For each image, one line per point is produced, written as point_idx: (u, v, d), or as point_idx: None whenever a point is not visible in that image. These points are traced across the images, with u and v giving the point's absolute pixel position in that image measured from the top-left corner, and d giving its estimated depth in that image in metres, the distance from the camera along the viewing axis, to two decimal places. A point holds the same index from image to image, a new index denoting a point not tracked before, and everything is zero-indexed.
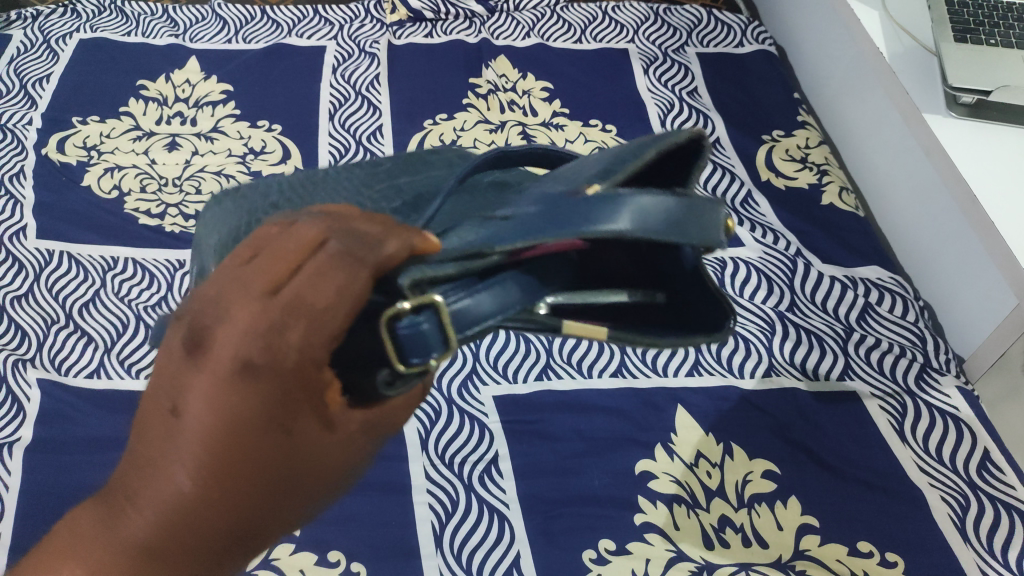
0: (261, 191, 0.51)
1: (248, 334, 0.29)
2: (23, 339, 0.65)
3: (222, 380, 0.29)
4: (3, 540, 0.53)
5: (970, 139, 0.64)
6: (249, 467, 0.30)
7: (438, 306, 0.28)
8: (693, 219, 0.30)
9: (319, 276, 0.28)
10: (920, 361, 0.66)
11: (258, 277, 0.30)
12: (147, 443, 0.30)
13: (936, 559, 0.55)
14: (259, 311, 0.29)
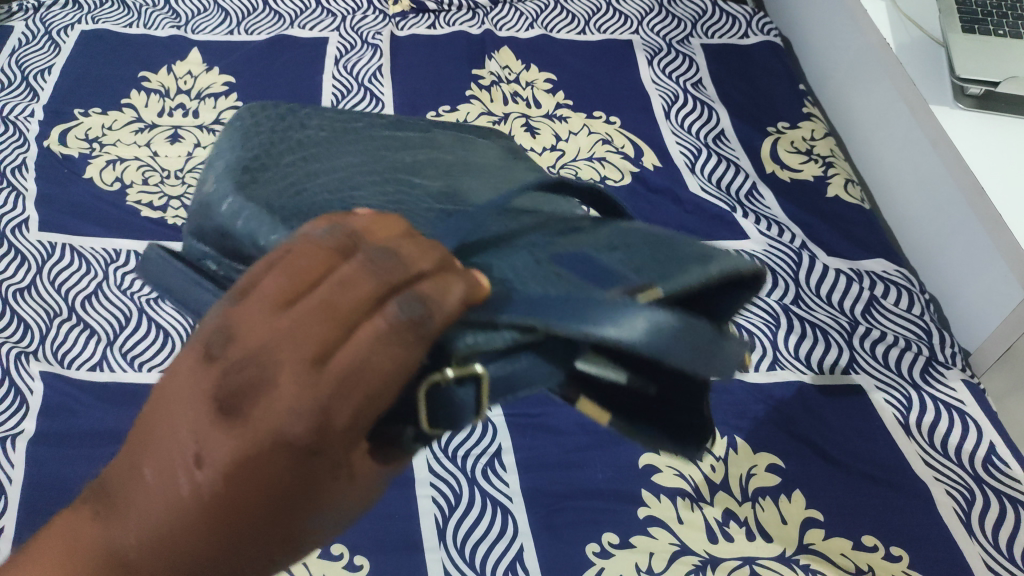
0: (301, 128, 0.48)
1: (295, 412, 0.26)
2: (25, 332, 0.65)
3: (257, 447, 0.27)
4: (6, 532, 0.53)
5: (977, 131, 0.64)
6: (271, 524, 0.28)
7: (482, 377, 0.29)
8: (711, 350, 0.29)
9: (380, 350, 0.26)
10: (925, 354, 0.66)
11: (307, 338, 0.27)
12: (166, 486, 0.28)
13: (942, 553, 0.54)
14: (308, 385, 0.26)
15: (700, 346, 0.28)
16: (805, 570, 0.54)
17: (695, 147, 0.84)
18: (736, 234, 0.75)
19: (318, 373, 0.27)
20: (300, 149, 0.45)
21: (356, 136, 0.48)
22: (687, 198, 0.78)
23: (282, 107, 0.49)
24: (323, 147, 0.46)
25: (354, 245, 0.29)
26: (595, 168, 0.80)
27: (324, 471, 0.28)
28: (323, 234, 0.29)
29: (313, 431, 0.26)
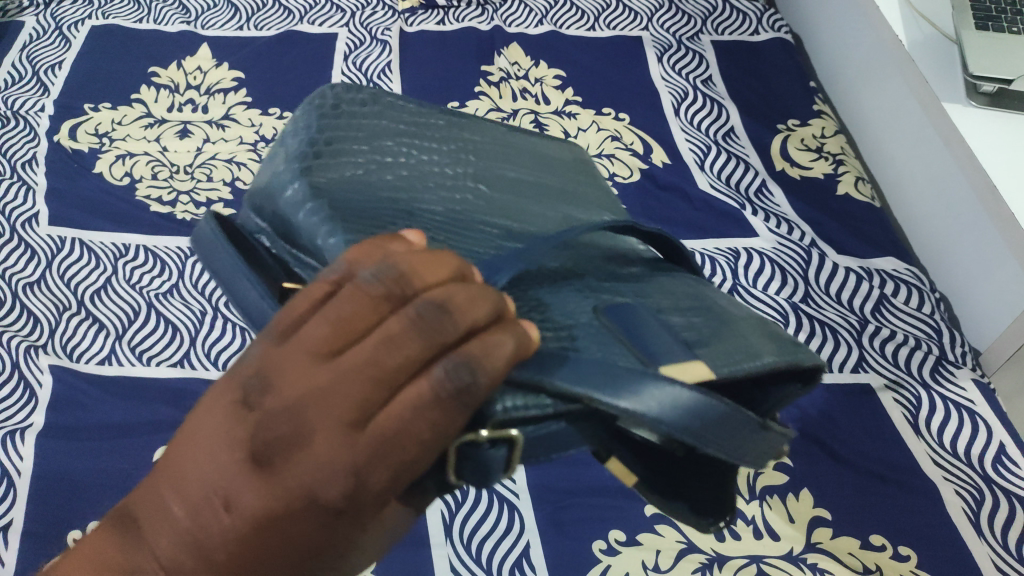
0: (381, 114, 0.47)
1: (333, 471, 0.27)
2: (35, 326, 0.66)
3: (293, 501, 0.27)
4: (17, 525, 0.54)
5: (990, 128, 0.63)
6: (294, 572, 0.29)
7: (515, 441, 0.29)
8: (741, 440, 0.31)
9: (422, 416, 0.27)
10: (935, 353, 0.65)
11: (350, 398, 0.27)
12: (192, 528, 0.28)
13: (951, 553, 0.54)
14: (347, 446, 0.27)
15: (733, 432, 0.31)
16: (812, 569, 0.54)
17: (704, 145, 0.83)
18: (745, 232, 0.74)
19: (358, 434, 0.27)
20: (376, 140, 0.45)
21: (432, 132, 0.48)
22: (696, 195, 0.77)
23: (371, 91, 0.49)
24: (401, 143, 0.46)
25: (401, 294, 0.29)
26: (603, 165, 0.80)
27: (352, 524, 0.28)
28: (369, 279, 0.29)
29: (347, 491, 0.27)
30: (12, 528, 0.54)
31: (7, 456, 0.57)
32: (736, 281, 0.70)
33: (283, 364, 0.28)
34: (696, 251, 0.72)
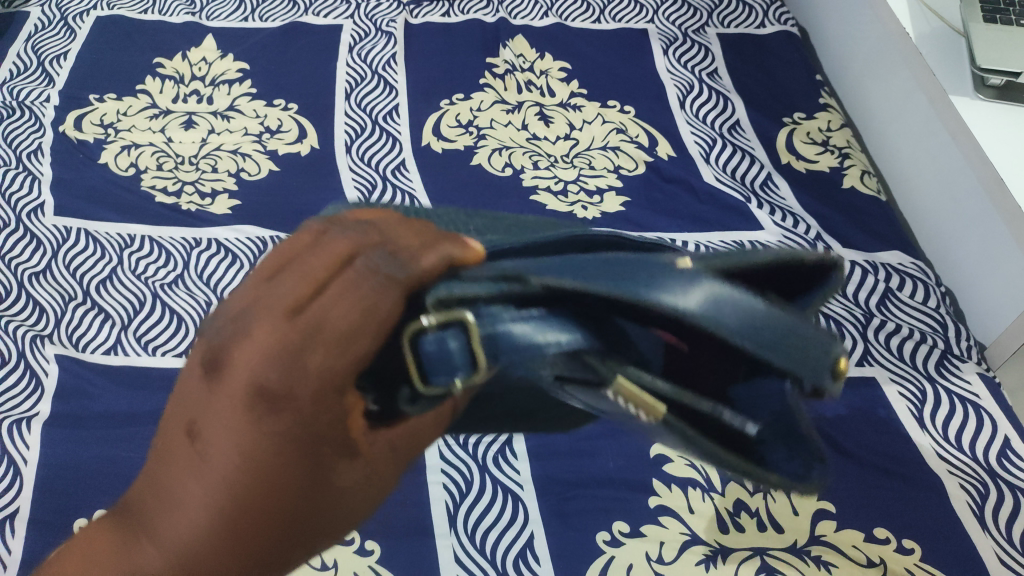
0: None
1: (270, 364, 0.29)
2: (41, 315, 0.66)
3: (246, 406, 0.29)
4: (23, 513, 0.54)
5: (997, 122, 0.63)
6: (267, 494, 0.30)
7: (465, 322, 0.25)
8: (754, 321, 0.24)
9: (344, 299, 0.28)
10: (941, 347, 0.65)
11: (278, 298, 0.29)
12: (173, 467, 0.31)
13: (955, 546, 0.54)
14: (279, 341, 0.28)
15: (740, 305, 0.24)
16: (816, 562, 0.54)
17: (710, 138, 0.83)
18: (750, 224, 0.74)
19: (288, 328, 0.28)
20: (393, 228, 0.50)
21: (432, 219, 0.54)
22: (702, 188, 0.77)
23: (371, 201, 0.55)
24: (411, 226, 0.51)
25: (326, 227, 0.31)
26: (609, 158, 0.80)
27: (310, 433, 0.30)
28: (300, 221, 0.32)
29: (288, 382, 0.29)
30: (18, 516, 0.54)
31: (12, 445, 0.58)
32: None
33: (230, 300, 0.31)
34: (700, 244, 0.72)
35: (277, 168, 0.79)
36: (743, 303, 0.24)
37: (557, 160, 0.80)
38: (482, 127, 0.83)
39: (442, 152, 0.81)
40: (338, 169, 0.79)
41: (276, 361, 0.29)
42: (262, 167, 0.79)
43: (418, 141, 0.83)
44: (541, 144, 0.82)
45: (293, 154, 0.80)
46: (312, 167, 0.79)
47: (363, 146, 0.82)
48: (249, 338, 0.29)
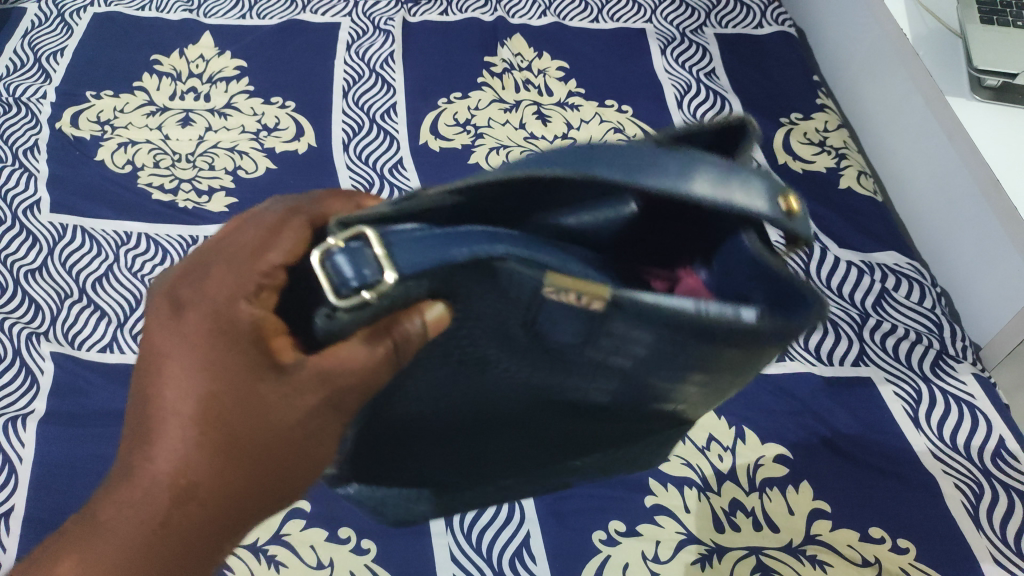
0: None
1: (192, 281, 0.36)
2: (37, 313, 0.66)
3: (174, 322, 0.35)
4: (18, 511, 0.55)
5: (994, 123, 0.63)
6: (195, 404, 0.34)
7: (367, 232, 0.29)
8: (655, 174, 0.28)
9: (252, 227, 0.36)
10: (936, 348, 0.65)
11: (206, 247, 0.38)
12: (127, 408, 0.36)
13: (949, 546, 0.55)
14: (199, 265, 0.36)
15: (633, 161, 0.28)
16: (812, 561, 0.54)
17: None
18: None
19: (207, 257, 0.37)
20: None
21: None
22: None
23: None
24: None
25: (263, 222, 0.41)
26: None
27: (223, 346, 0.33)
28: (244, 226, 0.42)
29: (203, 291, 0.35)
30: (14, 513, 0.55)
31: (9, 444, 0.58)
32: None
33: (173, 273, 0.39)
34: None
35: (275, 166, 0.79)
36: (629, 157, 0.28)
37: None
38: (480, 126, 0.83)
39: (440, 151, 0.81)
40: (335, 167, 0.79)
41: (184, 285, 0.36)
42: (259, 164, 0.79)
43: (415, 139, 0.83)
44: (538, 142, 0.82)
45: (290, 152, 0.80)
46: (309, 165, 0.79)
47: (361, 144, 0.82)
48: (175, 275, 0.37)
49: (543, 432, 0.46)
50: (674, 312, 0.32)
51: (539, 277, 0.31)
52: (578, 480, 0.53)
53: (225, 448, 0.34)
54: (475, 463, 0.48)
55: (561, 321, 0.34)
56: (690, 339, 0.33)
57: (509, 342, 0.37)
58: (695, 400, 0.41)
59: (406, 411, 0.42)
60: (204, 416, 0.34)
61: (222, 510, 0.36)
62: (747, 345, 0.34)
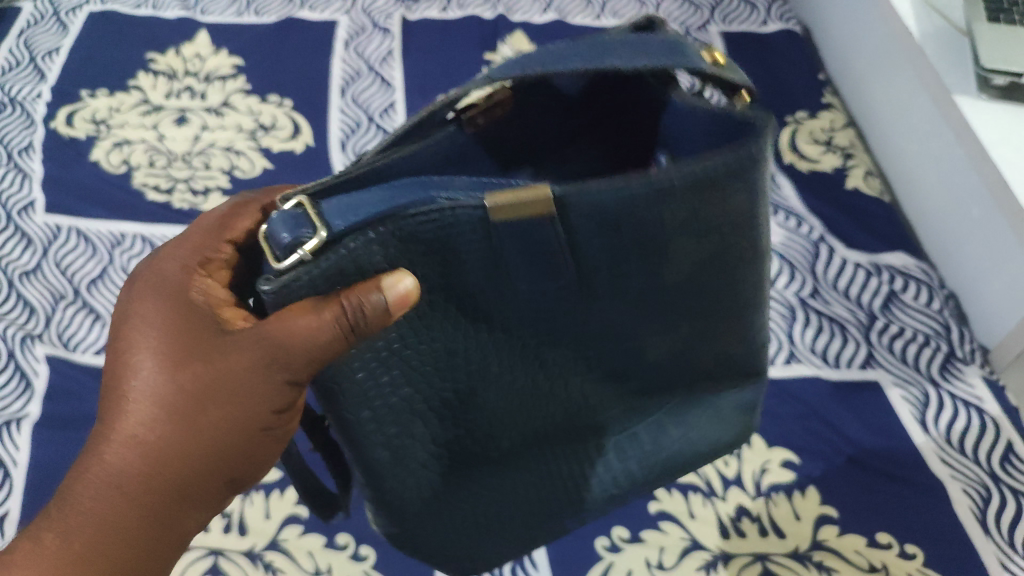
0: None
1: (166, 264, 0.43)
2: (31, 315, 0.65)
3: (152, 294, 0.42)
4: (12, 517, 0.54)
5: (1002, 122, 0.62)
6: (169, 356, 0.39)
7: (301, 200, 0.33)
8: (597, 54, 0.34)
9: (214, 219, 0.45)
10: (944, 351, 0.65)
11: (173, 243, 0.45)
12: (106, 378, 0.41)
13: (958, 552, 0.53)
14: (171, 253, 0.44)
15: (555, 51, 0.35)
16: (818, 568, 0.53)
17: None
18: None
19: (176, 246, 0.44)
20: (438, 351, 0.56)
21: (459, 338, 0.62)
22: None
23: None
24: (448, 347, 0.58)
25: None
26: None
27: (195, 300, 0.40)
28: None
29: (177, 267, 0.42)
30: (7, 520, 0.54)
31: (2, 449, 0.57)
32: None
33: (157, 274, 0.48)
34: None
35: (272, 165, 0.78)
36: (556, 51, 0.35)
37: None
38: None
39: None
40: (333, 166, 0.78)
41: (149, 295, 0.42)
42: (256, 164, 0.78)
43: None
44: None
45: (288, 151, 0.79)
46: (306, 164, 0.78)
47: (359, 143, 0.81)
48: (150, 265, 0.44)
49: (588, 406, 0.47)
50: (624, 188, 0.35)
51: (473, 206, 0.34)
52: (662, 479, 0.52)
53: (187, 441, 0.39)
54: (535, 474, 0.48)
55: (532, 255, 0.36)
56: (657, 211, 0.36)
57: (509, 301, 0.39)
58: (704, 314, 0.43)
59: (438, 430, 0.42)
60: (166, 416, 0.38)
61: (192, 500, 0.40)
62: (713, 196, 0.37)
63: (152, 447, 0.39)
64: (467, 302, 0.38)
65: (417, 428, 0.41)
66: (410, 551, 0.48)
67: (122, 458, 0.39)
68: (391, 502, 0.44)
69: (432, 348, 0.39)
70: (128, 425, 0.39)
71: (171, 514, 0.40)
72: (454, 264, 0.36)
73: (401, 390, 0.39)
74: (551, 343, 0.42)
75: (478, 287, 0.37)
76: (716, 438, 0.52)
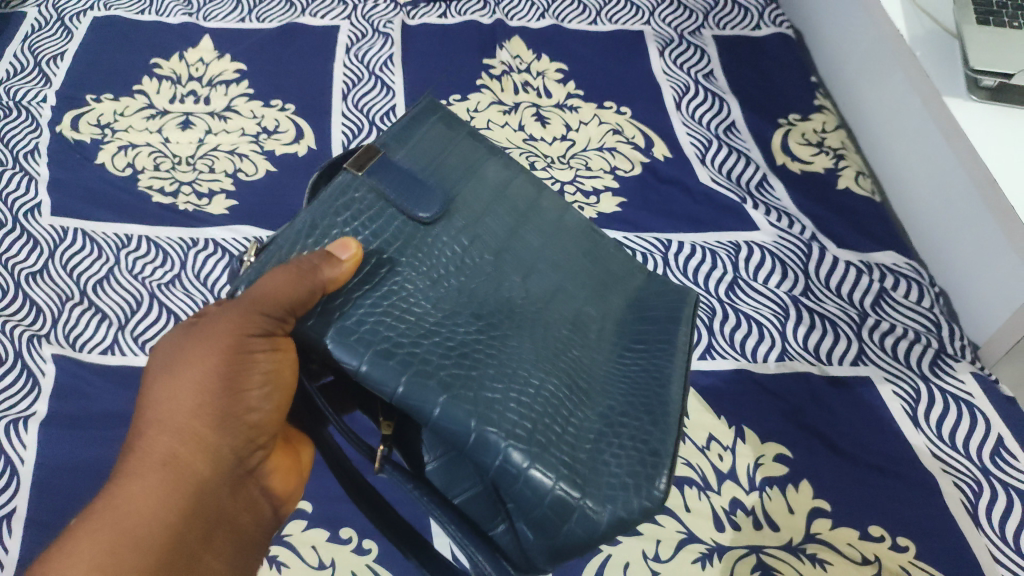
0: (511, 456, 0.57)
1: None
2: (38, 315, 0.66)
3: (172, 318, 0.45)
4: (20, 513, 0.55)
5: (990, 123, 0.63)
6: (176, 344, 0.41)
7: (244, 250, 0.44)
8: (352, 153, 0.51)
9: None
10: (935, 347, 0.66)
11: None
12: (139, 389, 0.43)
13: (949, 544, 0.55)
14: None
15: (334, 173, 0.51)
16: (812, 559, 0.54)
17: (706, 139, 0.84)
18: (747, 225, 0.75)
19: None
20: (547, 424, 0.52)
21: None
22: (698, 189, 0.78)
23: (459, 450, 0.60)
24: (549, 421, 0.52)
25: None
26: (606, 158, 0.82)
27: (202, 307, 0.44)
28: None
29: None
30: (15, 515, 0.55)
31: (10, 445, 0.58)
32: (737, 274, 0.71)
33: None
34: (696, 245, 0.74)
35: (275, 169, 0.79)
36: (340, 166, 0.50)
37: (553, 160, 0.82)
38: (480, 128, 0.84)
39: None
40: None
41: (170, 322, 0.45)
42: (259, 167, 0.79)
43: None
44: (537, 145, 0.83)
45: (290, 154, 0.81)
46: (309, 166, 0.80)
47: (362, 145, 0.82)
48: None
49: (583, 330, 0.51)
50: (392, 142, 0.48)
51: (342, 176, 0.44)
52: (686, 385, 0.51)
53: (194, 404, 0.40)
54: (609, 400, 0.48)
55: (407, 187, 0.46)
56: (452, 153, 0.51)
57: (430, 251, 0.46)
58: (531, 215, 0.54)
59: (483, 380, 0.42)
60: (176, 371, 0.40)
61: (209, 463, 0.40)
62: (445, 133, 0.51)
63: (170, 420, 0.39)
64: (408, 254, 0.45)
65: (461, 382, 0.41)
66: (581, 544, 0.41)
67: (148, 440, 0.40)
68: (513, 478, 0.40)
69: (416, 312, 0.43)
70: (150, 409, 0.40)
71: (194, 470, 0.40)
72: (370, 213, 0.44)
73: (416, 349, 0.41)
74: (504, 278, 0.49)
75: (405, 234, 0.45)
76: (672, 334, 0.54)
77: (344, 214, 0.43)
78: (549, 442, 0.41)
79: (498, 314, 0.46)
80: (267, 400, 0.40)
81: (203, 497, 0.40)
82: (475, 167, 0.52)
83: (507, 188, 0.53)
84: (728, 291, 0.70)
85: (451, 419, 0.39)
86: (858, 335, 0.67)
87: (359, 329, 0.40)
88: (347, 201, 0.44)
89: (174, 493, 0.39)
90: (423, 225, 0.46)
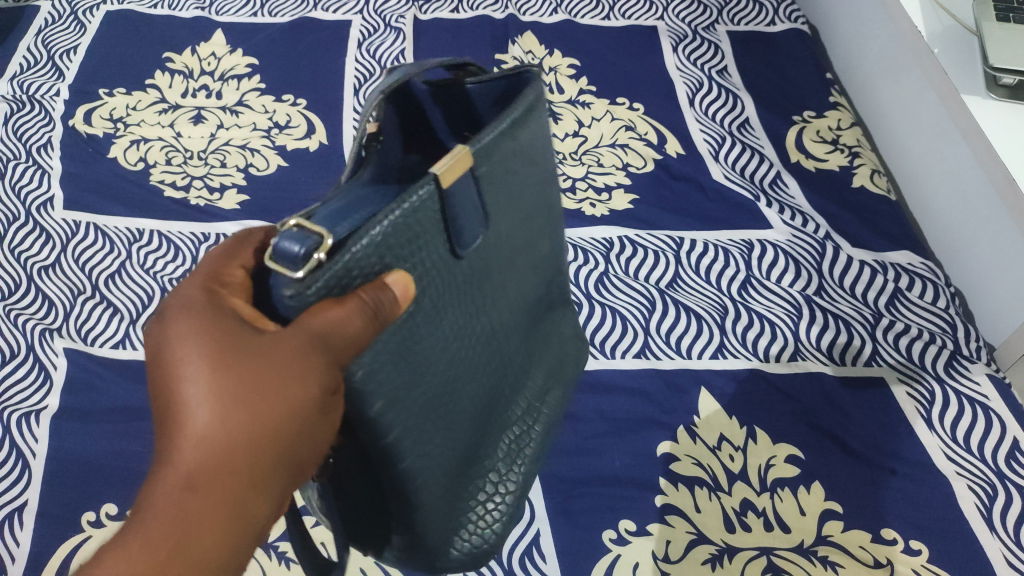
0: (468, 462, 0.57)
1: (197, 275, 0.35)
2: (50, 309, 0.66)
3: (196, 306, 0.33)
4: (31, 506, 0.55)
5: (1009, 120, 0.62)
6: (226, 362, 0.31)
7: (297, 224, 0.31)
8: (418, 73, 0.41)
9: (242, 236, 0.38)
10: (950, 348, 0.65)
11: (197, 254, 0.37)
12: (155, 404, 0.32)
13: (963, 547, 0.54)
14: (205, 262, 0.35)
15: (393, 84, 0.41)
16: (823, 562, 0.53)
17: (719, 136, 0.83)
18: (760, 224, 0.75)
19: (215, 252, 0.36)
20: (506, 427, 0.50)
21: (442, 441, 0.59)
22: (711, 187, 0.78)
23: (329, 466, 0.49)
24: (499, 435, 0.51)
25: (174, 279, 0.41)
26: (617, 155, 0.81)
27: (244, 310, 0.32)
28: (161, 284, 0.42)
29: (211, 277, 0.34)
30: (26, 509, 0.55)
31: (22, 438, 0.58)
32: (750, 273, 0.71)
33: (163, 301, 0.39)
34: (709, 243, 0.73)
35: (286, 164, 0.79)
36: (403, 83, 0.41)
37: (565, 157, 0.81)
38: None
39: None
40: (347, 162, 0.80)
41: (162, 310, 0.34)
42: (270, 162, 0.79)
43: None
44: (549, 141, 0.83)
45: (301, 150, 0.80)
46: (320, 162, 0.79)
47: None
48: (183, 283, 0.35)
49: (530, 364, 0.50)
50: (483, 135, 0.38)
51: (426, 182, 0.34)
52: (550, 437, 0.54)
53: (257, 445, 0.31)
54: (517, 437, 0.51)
55: (469, 212, 0.37)
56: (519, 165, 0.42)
57: (453, 285, 0.38)
58: (544, 232, 0.49)
59: (441, 431, 0.40)
60: (229, 403, 0.30)
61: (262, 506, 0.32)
62: (517, 137, 0.42)
63: (229, 464, 0.30)
64: (436, 292, 0.37)
65: (425, 438, 0.39)
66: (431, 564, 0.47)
67: (197, 480, 0.30)
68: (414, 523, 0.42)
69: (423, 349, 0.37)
70: (200, 446, 0.30)
71: (254, 517, 0.32)
72: (426, 237, 0.35)
73: (409, 397, 0.36)
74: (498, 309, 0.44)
75: (437, 267, 0.36)
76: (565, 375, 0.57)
77: (406, 230, 0.34)
78: (453, 490, 0.44)
79: (478, 355, 0.43)
80: (327, 441, 0.33)
81: (251, 540, 0.32)
82: (527, 180, 0.44)
83: (532, 205, 0.46)
84: (741, 290, 0.70)
85: (409, 473, 0.38)
86: (871, 334, 0.66)
87: (378, 373, 0.34)
88: (417, 223, 0.34)
89: (230, 537, 0.31)
90: (455, 256, 0.37)
